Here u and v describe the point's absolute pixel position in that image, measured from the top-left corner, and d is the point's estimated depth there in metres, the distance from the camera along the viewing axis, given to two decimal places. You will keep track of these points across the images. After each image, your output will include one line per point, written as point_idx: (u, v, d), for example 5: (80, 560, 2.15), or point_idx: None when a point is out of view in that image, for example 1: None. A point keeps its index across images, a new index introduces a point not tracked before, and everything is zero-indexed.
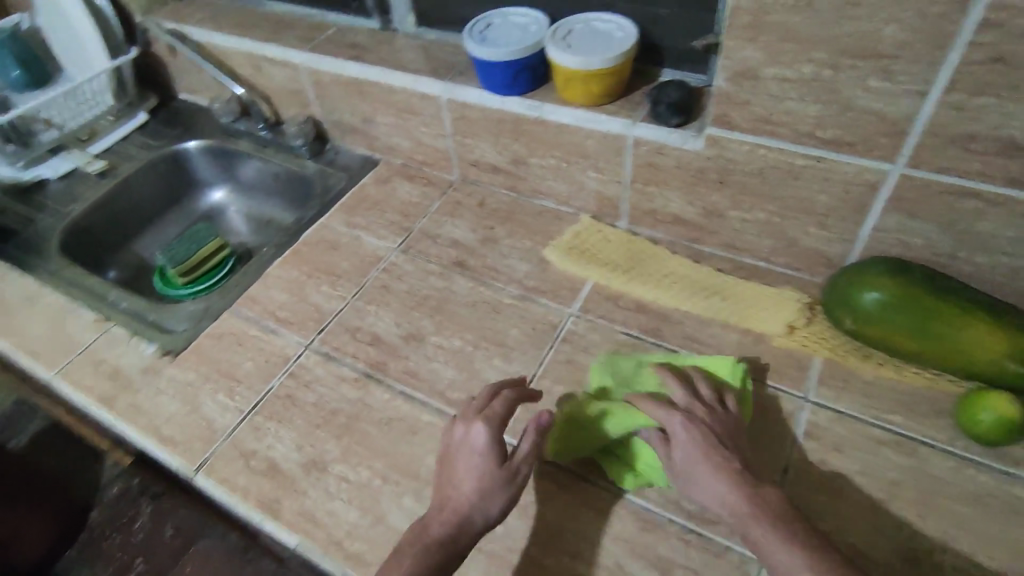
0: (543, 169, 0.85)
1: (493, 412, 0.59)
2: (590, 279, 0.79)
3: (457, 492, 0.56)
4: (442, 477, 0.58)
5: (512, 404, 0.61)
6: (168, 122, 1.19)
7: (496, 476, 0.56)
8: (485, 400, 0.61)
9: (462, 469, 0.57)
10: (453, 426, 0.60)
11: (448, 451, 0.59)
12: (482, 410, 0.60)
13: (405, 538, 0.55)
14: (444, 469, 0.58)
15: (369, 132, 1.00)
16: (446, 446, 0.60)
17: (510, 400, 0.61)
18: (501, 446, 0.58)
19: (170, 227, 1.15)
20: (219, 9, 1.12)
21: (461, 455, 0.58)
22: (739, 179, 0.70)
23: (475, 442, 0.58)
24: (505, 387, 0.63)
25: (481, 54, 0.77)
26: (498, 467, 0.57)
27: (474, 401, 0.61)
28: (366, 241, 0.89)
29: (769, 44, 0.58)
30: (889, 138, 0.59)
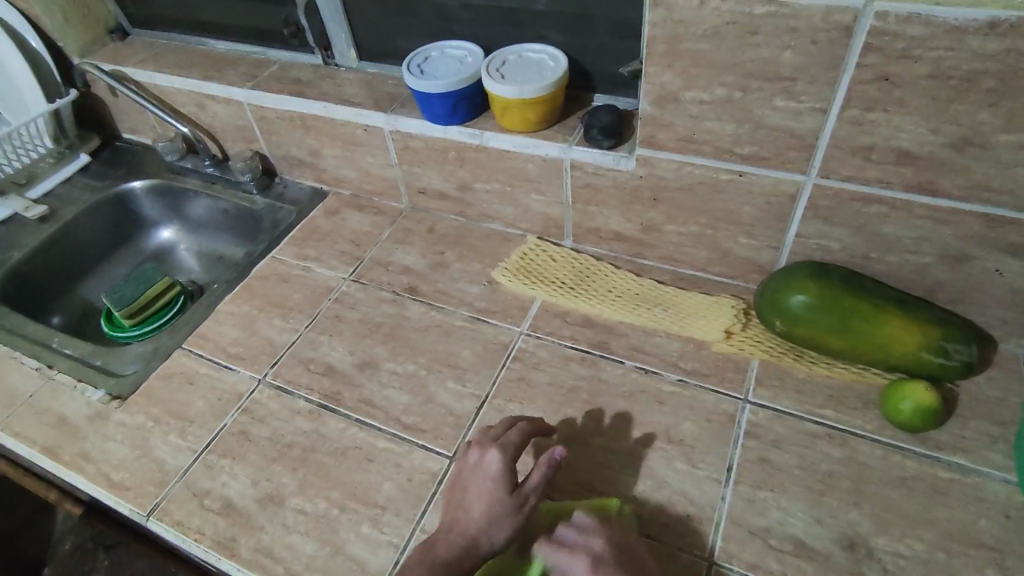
0: (488, 194, 0.88)
1: (509, 440, 0.61)
2: (539, 298, 0.82)
3: (468, 516, 0.57)
4: (454, 500, 0.60)
5: (528, 434, 0.62)
6: (111, 163, 1.17)
7: (506, 503, 0.57)
8: (502, 429, 0.63)
9: (473, 494, 0.58)
10: (468, 452, 0.62)
11: (461, 476, 0.61)
12: (500, 438, 0.62)
13: (410, 562, 0.56)
14: (458, 494, 0.60)
15: (316, 165, 1.02)
16: (460, 472, 0.61)
17: (526, 429, 0.63)
18: (514, 474, 0.59)
19: (117, 269, 1.14)
20: (160, 49, 1.12)
21: (474, 480, 0.59)
22: (670, 195, 0.74)
23: (489, 467, 0.59)
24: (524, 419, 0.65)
25: (420, 87, 0.80)
26: (509, 494, 0.58)
27: (492, 429, 0.63)
28: (317, 272, 0.90)
29: (684, 70, 0.63)
30: (799, 152, 0.63)
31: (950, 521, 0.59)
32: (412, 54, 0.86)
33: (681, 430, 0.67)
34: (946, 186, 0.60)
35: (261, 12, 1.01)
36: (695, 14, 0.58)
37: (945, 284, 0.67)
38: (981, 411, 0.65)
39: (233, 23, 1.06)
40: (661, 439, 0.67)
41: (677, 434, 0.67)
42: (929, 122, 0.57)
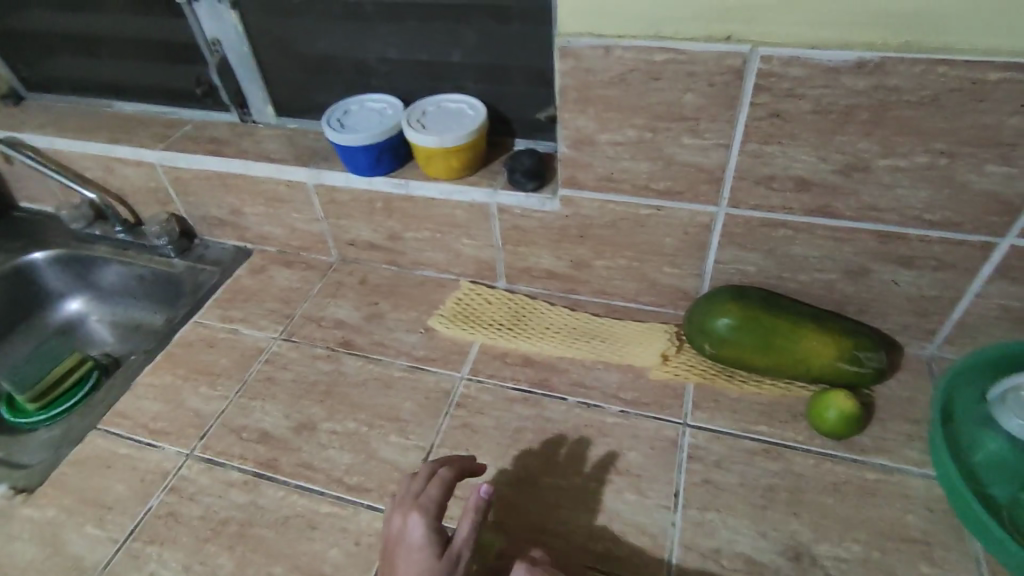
0: (419, 242, 0.88)
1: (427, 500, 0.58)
2: (477, 341, 0.82)
3: None
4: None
5: (449, 485, 0.60)
6: (8, 235, 1.10)
7: (435, 569, 0.54)
8: (422, 484, 0.60)
9: (402, 566, 0.55)
10: (391, 519, 0.59)
11: (387, 546, 0.58)
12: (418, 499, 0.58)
13: None
14: (388, 564, 0.57)
15: (238, 223, 0.99)
16: (385, 540, 0.58)
17: (445, 482, 0.60)
18: (440, 535, 0.57)
19: (18, 348, 1.05)
20: (61, 113, 1.07)
21: (401, 552, 0.56)
22: (596, 232, 0.77)
23: (411, 537, 0.57)
24: (444, 464, 0.62)
25: (340, 140, 0.80)
26: (439, 558, 0.55)
27: (412, 486, 0.60)
28: (245, 334, 0.86)
29: (597, 114, 0.66)
30: (709, 184, 0.68)
31: (882, 520, 0.62)
32: (332, 108, 0.86)
33: (627, 460, 0.68)
34: (842, 208, 0.65)
35: (170, 72, 0.99)
36: (601, 62, 0.62)
37: (851, 297, 0.73)
38: (896, 412, 0.70)
39: (141, 85, 1.02)
40: (609, 471, 0.67)
41: (623, 465, 0.68)
42: (820, 151, 0.62)
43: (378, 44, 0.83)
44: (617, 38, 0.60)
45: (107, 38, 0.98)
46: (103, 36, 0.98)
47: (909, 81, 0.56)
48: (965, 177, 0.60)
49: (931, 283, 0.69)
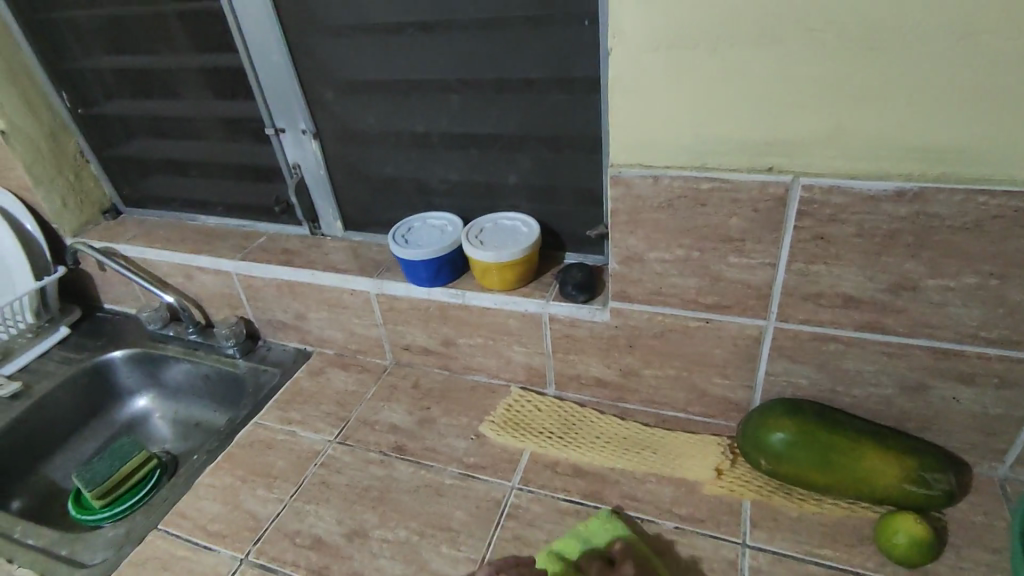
0: (471, 347, 0.92)
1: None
2: (528, 448, 0.82)
3: None
4: None
5: None
6: (91, 335, 1.19)
7: None
8: None
9: None
10: None
11: None
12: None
13: None
14: None
15: (301, 327, 1.05)
16: None
17: None
18: None
19: (87, 442, 1.10)
20: (151, 226, 1.19)
21: None
22: (645, 342, 0.79)
23: None
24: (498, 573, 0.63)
25: (404, 254, 0.87)
26: None
27: None
28: (302, 436, 0.89)
29: (646, 234, 0.70)
30: (757, 300, 0.70)
31: None
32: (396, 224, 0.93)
33: None
34: (892, 324, 0.66)
35: (253, 191, 1.10)
36: (650, 190, 0.67)
37: (910, 412, 0.71)
38: (972, 538, 0.66)
39: (224, 201, 1.14)
40: None
41: None
42: (866, 270, 0.64)
43: (442, 168, 0.91)
44: (664, 168, 0.66)
45: (199, 162, 1.11)
46: (197, 161, 1.10)
47: (949, 209, 0.58)
48: (1017, 298, 0.61)
49: (994, 401, 0.67)
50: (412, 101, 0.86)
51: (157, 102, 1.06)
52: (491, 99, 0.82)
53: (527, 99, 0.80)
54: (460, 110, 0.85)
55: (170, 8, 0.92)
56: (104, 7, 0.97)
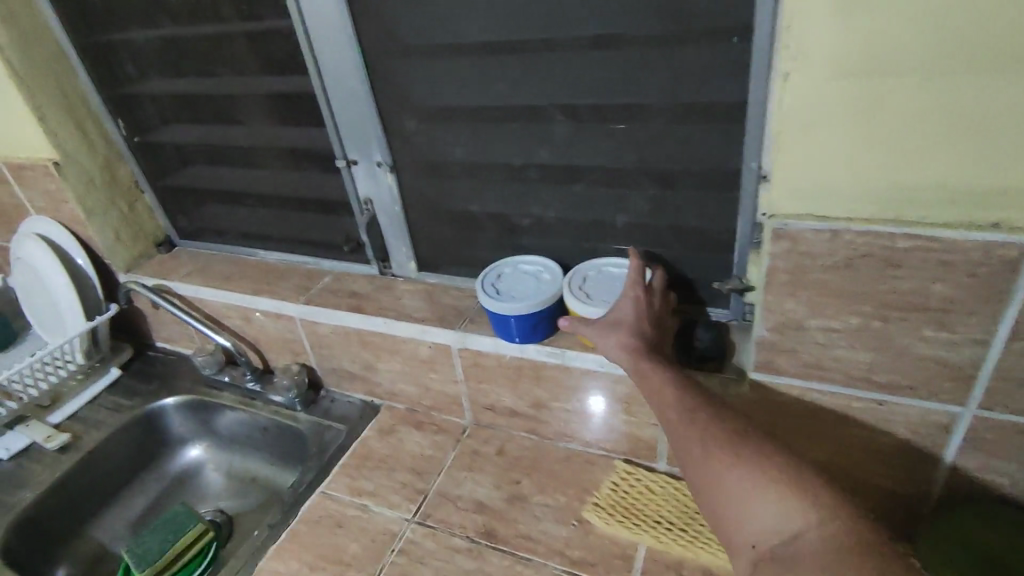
0: (567, 412, 0.80)
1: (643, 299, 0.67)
2: (644, 543, 0.70)
3: None
4: None
5: None
6: (143, 377, 1.11)
7: None
8: None
9: None
10: None
11: None
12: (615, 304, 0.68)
13: None
14: None
15: (369, 378, 0.94)
16: None
17: None
18: None
19: (137, 498, 1.01)
20: (208, 262, 1.11)
21: None
22: (790, 422, 0.66)
23: None
24: None
25: (496, 308, 0.75)
26: None
27: None
28: (376, 513, 0.78)
29: (812, 299, 0.57)
30: (953, 382, 0.56)
31: None
32: (483, 269, 0.82)
33: None
34: None
35: (317, 226, 1.00)
36: (824, 246, 0.54)
37: None
38: None
39: (285, 236, 1.04)
40: None
41: None
42: None
43: (537, 206, 0.80)
44: (847, 222, 0.52)
45: (260, 194, 1.02)
46: (257, 192, 1.01)
47: None
48: None
49: None
50: (506, 131, 0.75)
51: (216, 129, 0.97)
52: (602, 128, 0.70)
53: (645, 129, 0.68)
54: (563, 141, 0.73)
55: (234, 28, 0.83)
56: (164, 28, 0.89)
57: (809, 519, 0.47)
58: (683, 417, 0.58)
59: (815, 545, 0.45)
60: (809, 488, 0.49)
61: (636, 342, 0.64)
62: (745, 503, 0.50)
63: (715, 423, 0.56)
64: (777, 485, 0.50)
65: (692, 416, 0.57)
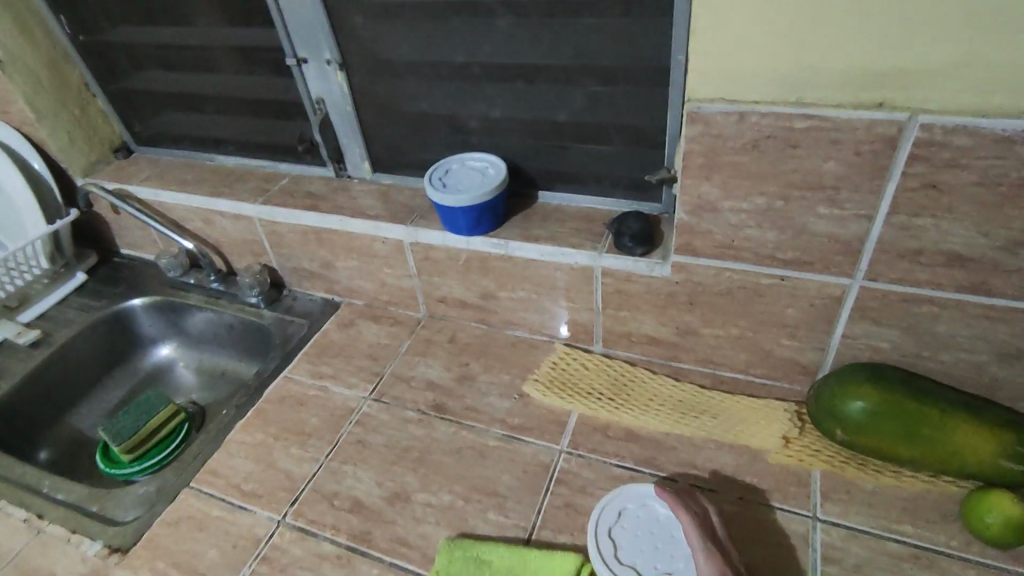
0: (513, 301, 0.86)
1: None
2: (576, 411, 0.78)
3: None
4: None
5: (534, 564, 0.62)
6: (109, 281, 1.14)
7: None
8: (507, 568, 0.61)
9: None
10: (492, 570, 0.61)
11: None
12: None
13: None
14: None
15: (328, 276, 0.99)
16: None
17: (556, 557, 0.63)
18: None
19: (111, 392, 1.07)
20: (166, 167, 1.12)
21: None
22: (707, 299, 0.72)
23: None
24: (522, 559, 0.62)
25: (440, 202, 0.80)
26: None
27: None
28: (335, 392, 0.85)
29: (723, 181, 0.62)
30: (843, 256, 0.63)
31: None
32: (432, 167, 0.86)
33: (757, 557, 0.61)
34: (999, 285, 0.59)
35: (272, 129, 1.02)
36: (733, 128, 0.58)
37: (1003, 380, 0.65)
38: None
39: (242, 141, 1.06)
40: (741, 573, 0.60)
41: (751, 561, 0.61)
42: (980, 226, 0.56)
43: (483, 104, 0.83)
44: (753, 104, 0.57)
45: (213, 97, 1.02)
46: (212, 95, 1.02)
47: None
48: None
49: None
50: (450, 27, 0.77)
51: (165, 29, 0.96)
52: (543, 24, 0.72)
53: (583, 25, 0.71)
54: (505, 37, 0.75)
55: None
56: None
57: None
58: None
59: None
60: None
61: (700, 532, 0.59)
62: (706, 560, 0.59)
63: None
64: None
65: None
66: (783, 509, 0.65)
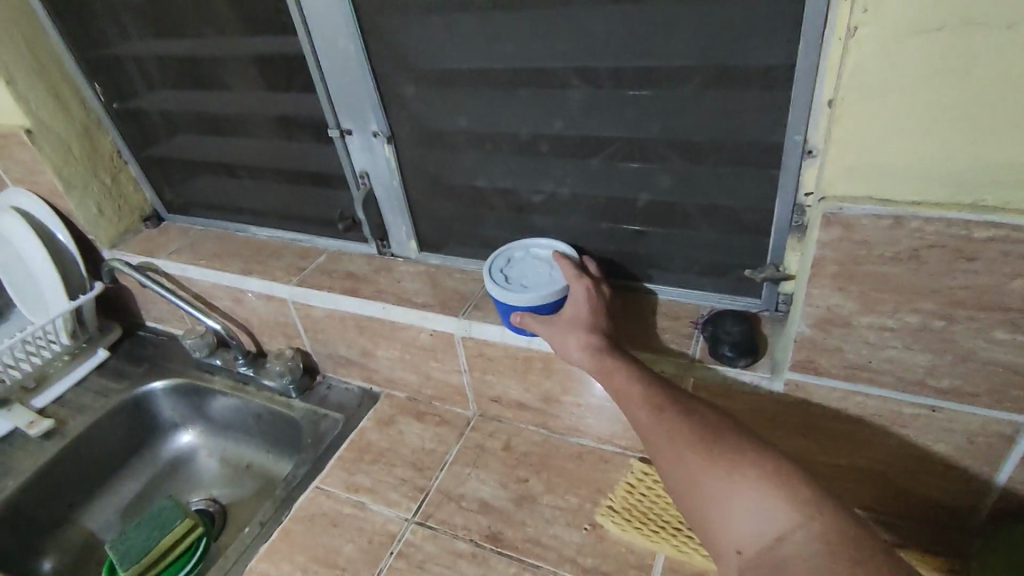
0: (580, 407, 0.74)
1: (584, 323, 0.64)
2: (662, 552, 0.64)
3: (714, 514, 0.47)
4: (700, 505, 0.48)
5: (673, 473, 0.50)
6: (132, 358, 1.06)
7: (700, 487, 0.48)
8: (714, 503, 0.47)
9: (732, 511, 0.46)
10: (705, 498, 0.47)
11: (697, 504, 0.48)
12: (560, 316, 0.65)
13: (694, 497, 0.48)
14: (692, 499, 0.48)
15: (367, 365, 0.89)
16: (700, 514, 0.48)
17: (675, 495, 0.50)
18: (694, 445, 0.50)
19: (127, 485, 0.97)
20: (197, 238, 1.04)
21: (722, 508, 0.46)
22: (829, 425, 0.59)
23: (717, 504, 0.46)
24: None
25: (506, 300, 0.68)
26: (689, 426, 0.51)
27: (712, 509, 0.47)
28: (373, 511, 0.73)
29: (864, 294, 0.50)
30: (1023, 390, 0.49)
31: None
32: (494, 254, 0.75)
33: None
34: None
35: (311, 200, 0.93)
36: (885, 235, 0.46)
37: None
38: None
39: (278, 211, 0.98)
40: None
41: None
42: None
43: (548, 181, 0.73)
44: (913, 206, 0.45)
45: (249, 166, 0.94)
46: (248, 165, 0.94)
47: None
48: None
49: None
50: (516, 97, 0.67)
51: (200, 96, 0.89)
52: (626, 95, 0.62)
53: (673, 98, 0.60)
54: (580, 110, 0.65)
55: None
56: None
57: (793, 518, 0.43)
58: (651, 418, 0.53)
59: (803, 546, 0.41)
60: (819, 494, 0.44)
61: (596, 339, 0.62)
62: (648, 432, 0.53)
63: (682, 421, 0.52)
64: (759, 483, 0.46)
65: (660, 416, 0.53)
66: None
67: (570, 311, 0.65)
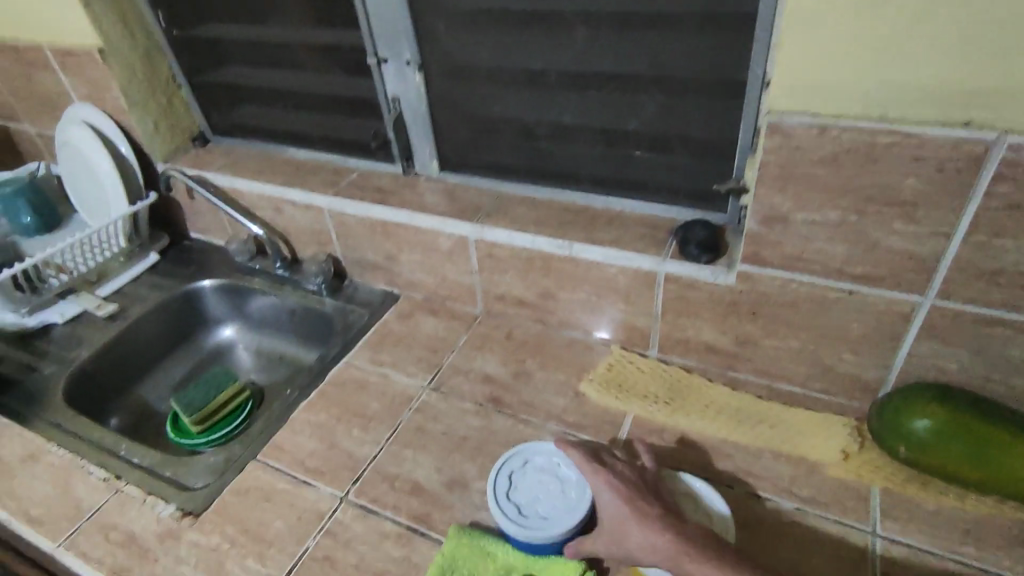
0: (572, 302, 0.88)
1: (617, 483, 0.62)
2: (631, 412, 0.79)
3: None
4: None
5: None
6: (180, 262, 1.20)
7: None
8: None
9: None
10: None
11: None
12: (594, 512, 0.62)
13: None
14: None
15: (390, 269, 1.03)
16: None
17: None
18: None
19: (177, 366, 1.12)
20: (240, 156, 1.17)
21: None
22: (772, 310, 0.73)
23: None
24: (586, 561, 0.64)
25: (532, 540, 0.63)
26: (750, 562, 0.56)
27: None
28: (394, 379, 0.88)
29: (797, 194, 0.63)
30: (916, 274, 0.63)
31: None
32: (493, 476, 0.69)
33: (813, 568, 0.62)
34: None
35: (345, 125, 1.06)
36: (814, 141, 0.59)
37: None
38: None
39: (314, 135, 1.10)
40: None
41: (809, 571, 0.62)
42: None
43: (554, 109, 0.85)
44: (835, 118, 0.58)
45: (292, 93, 1.07)
46: (291, 92, 1.07)
47: None
48: None
49: None
50: (531, 34, 0.80)
51: (253, 27, 1.01)
52: (623, 34, 0.75)
53: (662, 36, 0.73)
54: (584, 46, 0.77)
55: None
56: None
57: None
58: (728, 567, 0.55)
59: None
60: None
61: (634, 496, 0.61)
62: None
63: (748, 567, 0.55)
64: None
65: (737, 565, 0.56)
66: (830, 523, 0.66)
67: (604, 486, 0.63)
